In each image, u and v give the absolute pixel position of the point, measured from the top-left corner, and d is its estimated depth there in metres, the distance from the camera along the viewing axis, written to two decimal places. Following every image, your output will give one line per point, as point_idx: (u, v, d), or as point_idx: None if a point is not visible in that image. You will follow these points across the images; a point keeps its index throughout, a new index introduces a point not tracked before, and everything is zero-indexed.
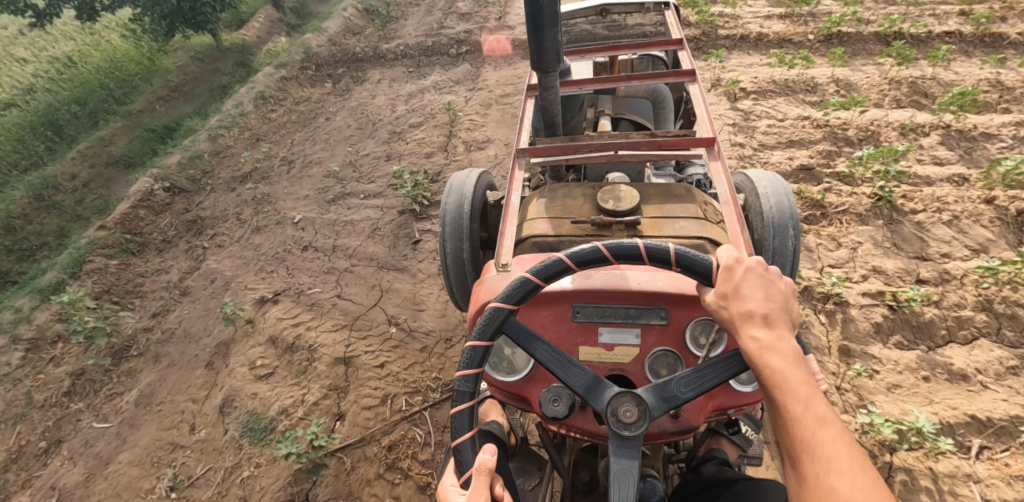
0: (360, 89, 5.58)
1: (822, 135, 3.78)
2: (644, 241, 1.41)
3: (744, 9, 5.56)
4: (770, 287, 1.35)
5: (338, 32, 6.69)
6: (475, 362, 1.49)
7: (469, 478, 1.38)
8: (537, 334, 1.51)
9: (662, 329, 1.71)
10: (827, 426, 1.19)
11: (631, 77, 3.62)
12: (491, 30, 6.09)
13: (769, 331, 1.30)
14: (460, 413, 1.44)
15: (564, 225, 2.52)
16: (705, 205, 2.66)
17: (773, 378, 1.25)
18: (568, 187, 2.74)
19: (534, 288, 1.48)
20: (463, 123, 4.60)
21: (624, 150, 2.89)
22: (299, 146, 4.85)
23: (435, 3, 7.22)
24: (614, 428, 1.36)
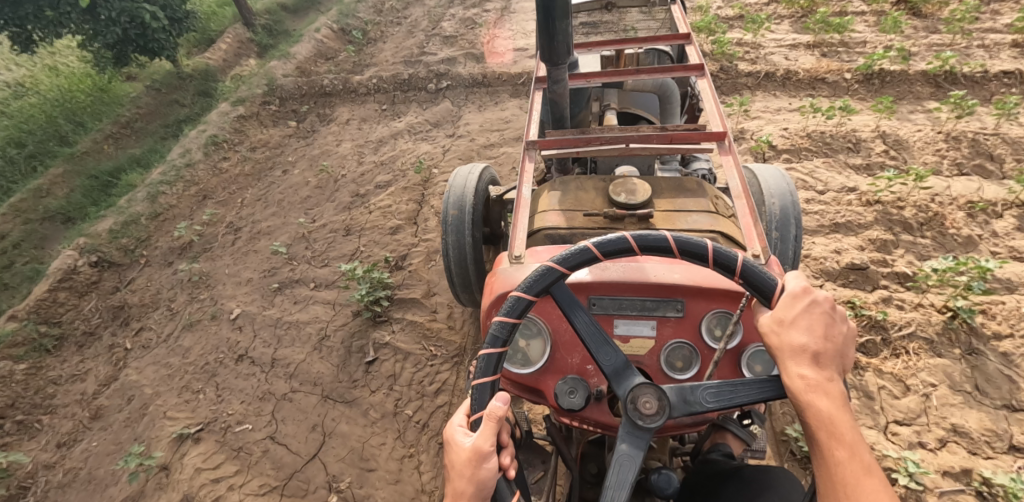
0: (325, 131, 4.87)
1: (873, 216, 3.05)
2: (714, 244, 1.31)
3: (766, 36, 4.84)
4: (829, 324, 1.27)
5: (307, 58, 5.98)
6: (515, 312, 1.38)
7: (479, 422, 1.32)
8: (580, 302, 1.41)
9: (678, 321, 1.68)
10: (870, 475, 1.16)
11: (640, 73, 3.52)
12: (477, 59, 5.38)
13: (818, 370, 1.24)
14: (486, 357, 1.34)
15: (577, 219, 2.49)
16: (716, 200, 2.59)
17: (820, 420, 1.20)
18: (578, 181, 2.70)
19: (590, 257, 1.37)
20: (438, 185, 3.84)
21: (635, 144, 2.86)
22: (248, 209, 4.14)
23: (417, 22, 6.50)
24: (630, 416, 1.28)
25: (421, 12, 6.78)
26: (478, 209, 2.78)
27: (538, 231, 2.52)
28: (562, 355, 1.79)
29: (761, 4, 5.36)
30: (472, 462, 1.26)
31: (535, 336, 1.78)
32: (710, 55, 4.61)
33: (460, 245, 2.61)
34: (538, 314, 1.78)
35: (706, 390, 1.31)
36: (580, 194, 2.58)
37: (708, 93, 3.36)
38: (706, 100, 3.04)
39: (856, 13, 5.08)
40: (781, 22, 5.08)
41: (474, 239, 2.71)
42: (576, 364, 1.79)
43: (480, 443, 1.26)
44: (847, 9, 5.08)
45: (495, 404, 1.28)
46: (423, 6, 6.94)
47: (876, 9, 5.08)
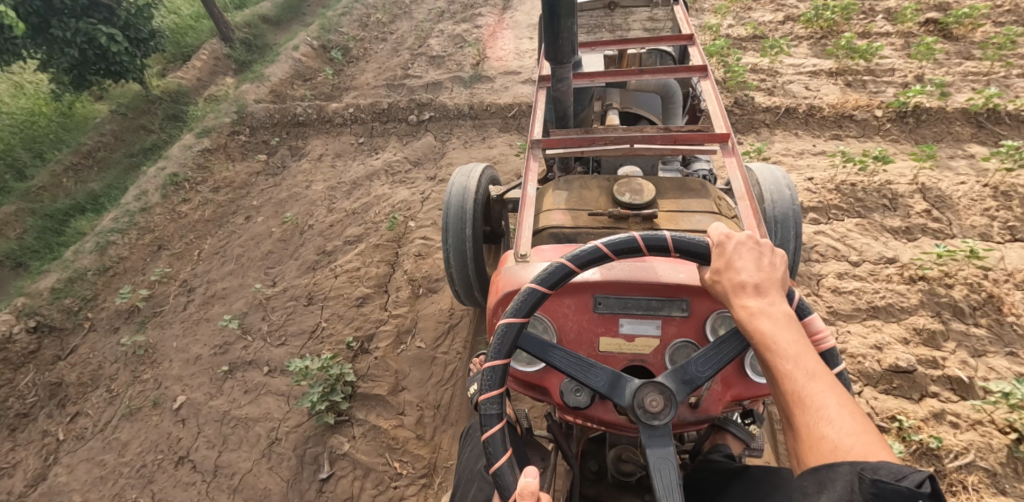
0: (295, 167, 4.40)
1: (917, 299, 2.59)
2: (642, 233, 1.35)
3: (783, 62, 4.39)
4: (761, 256, 1.24)
5: (282, 81, 5.51)
6: (498, 381, 1.39)
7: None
8: (552, 343, 1.46)
9: (683, 320, 1.60)
10: (819, 380, 1.08)
11: (643, 72, 3.31)
12: (465, 84, 4.92)
13: (761, 298, 1.19)
14: (493, 437, 1.33)
15: (581, 217, 2.39)
16: (720, 201, 2.49)
17: (763, 343, 1.14)
18: (584, 179, 2.60)
19: (541, 296, 1.40)
20: (415, 241, 3.35)
21: (639, 143, 2.71)
22: (204, 264, 3.71)
23: (403, 39, 6.03)
24: (643, 419, 1.33)
25: (407, 27, 6.32)
26: (482, 208, 2.69)
27: (541, 230, 2.41)
28: (566, 353, 1.66)
29: (776, 22, 4.90)
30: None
31: (540, 334, 1.65)
32: (721, 86, 4.16)
33: (461, 242, 2.53)
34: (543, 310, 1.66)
35: (695, 361, 1.37)
36: (585, 191, 2.48)
37: (711, 94, 3.24)
38: (710, 102, 2.90)
39: (880, 35, 4.61)
40: (798, 44, 4.63)
41: (478, 237, 2.65)
42: (580, 363, 1.65)
43: None
44: (871, 29, 4.61)
45: (527, 481, 1.20)
46: (410, 21, 6.48)
47: (903, 29, 4.59)
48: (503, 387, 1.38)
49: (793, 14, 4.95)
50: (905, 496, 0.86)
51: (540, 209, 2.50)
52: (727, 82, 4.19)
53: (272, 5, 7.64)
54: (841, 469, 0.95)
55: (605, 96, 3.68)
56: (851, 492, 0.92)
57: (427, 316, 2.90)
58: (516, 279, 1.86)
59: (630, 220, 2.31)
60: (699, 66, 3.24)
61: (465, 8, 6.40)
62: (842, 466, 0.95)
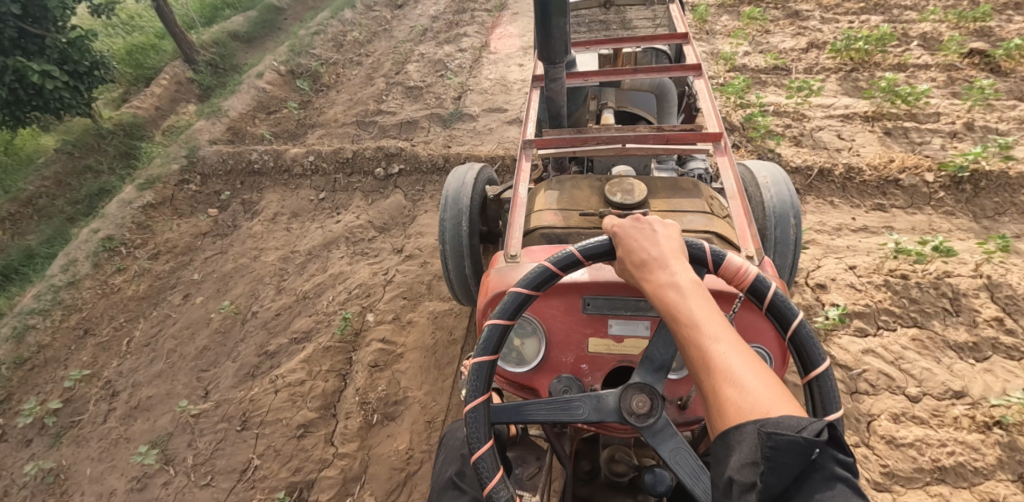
0: (245, 229, 3.80)
1: (995, 458, 2.02)
2: (548, 260, 1.44)
3: (811, 103, 3.78)
4: (661, 234, 1.31)
5: (242, 115, 4.91)
6: (494, 465, 1.32)
7: None
8: (522, 402, 1.43)
9: None
10: (720, 340, 1.08)
11: (637, 72, 3.19)
12: (444, 122, 4.30)
13: (666, 272, 1.22)
14: None
15: (572, 218, 2.34)
16: (711, 200, 2.40)
17: (668, 312, 1.16)
18: (575, 179, 2.53)
19: (490, 366, 1.41)
20: (372, 341, 2.79)
21: (631, 144, 2.62)
22: (131, 360, 3.18)
23: (378, 64, 5.41)
24: (637, 424, 1.33)
25: (385, 48, 5.72)
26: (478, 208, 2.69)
27: (531, 230, 2.35)
28: (557, 352, 1.73)
29: (798, 51, 4.32)
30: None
31: (529, 335, 1.75)
32: (738, 134, 3.58)
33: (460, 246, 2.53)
34: (533, 311, 1.73)
35: (661, 346, 1.38)
36: (575, 191, 2.40)
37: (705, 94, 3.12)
38: (703, 100, 2.78)
39: (917, 67, 4.02)
40: (826, 78, 4.05)
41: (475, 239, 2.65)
42: (572, 362, 1.72)
43: None
44: (908, 61, 4.02)
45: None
46: (389, 40, 5.87)
47: (944, 61, 4.00)
48: (501, 469, 1.33)
49: (819, 43, 4.36)
50: (798, 447, 0.83)
51: (531, 210, 2.46)
52: (746, 128, 3.60)
53: (243, 19, 7.03)
54: (746, 428, 0.93)
55: (599, 94, 3.53)
56: (753, 452, 0.89)
57: (379, 458, 2.37)
58: (502, 286, 1.89)
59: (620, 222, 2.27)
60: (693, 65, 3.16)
61: (450, 26, 5.79)
62: (744, 425, 0.94)
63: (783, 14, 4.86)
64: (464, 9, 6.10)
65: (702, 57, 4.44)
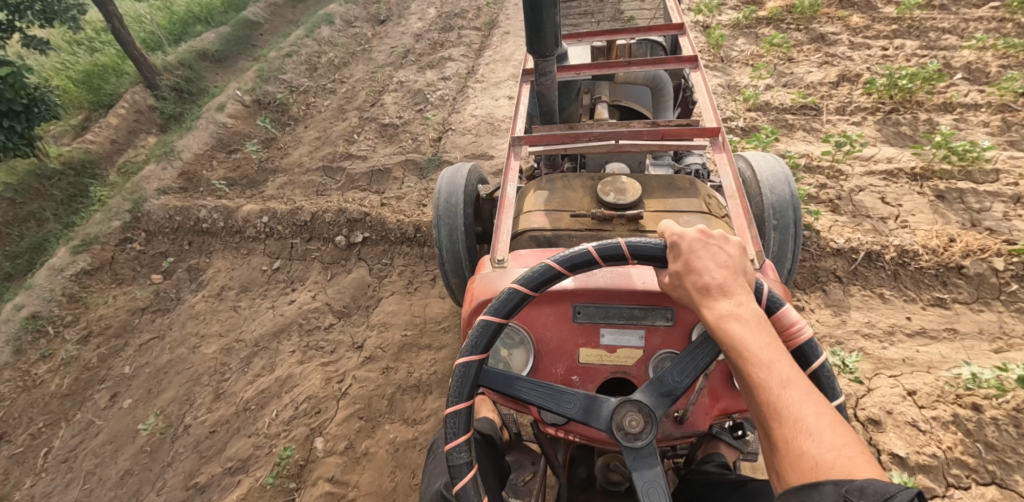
0: (187, 306, 3.28)
1: None
2: (595, 245, 1.32)
3: (850, 156, 3.20)
4: (723, 253, 1.25)
5: (198, 156, 4.35)
6: (463, 427, 1.30)
7: None
8: (515, 377, 1.40)
9: (668, 330, 1.57)
10: (792, 388, 1.07)
11: (632, 65, 3.11)
12: (420, 171, 3.69)
13: (728, 299, 1.19)
14: (466, 490, 1.25)
15: (562, 219, 2.24)
16: (708, 198, 2.31)
17: (735, 348, 1.13)
18: (566, 177, 2.43)
19: (497, 327, 1.34)
20: (319, 478, 2.30)
21: (626, 140, 2.54)
22: (45, 480, 2.69)
23: (353, 92, 4.82)
24: (624, 441, 1.30)
25: (362, 73, 5.16)
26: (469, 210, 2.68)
27: (520, 234, 2.24)
28: (547, 362, 1.63)
29: (827, 87, 3.79)
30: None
31: (517, 343, 1.63)
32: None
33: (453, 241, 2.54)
34: (521, 319, 1.64)
35: (671, 373, 1.35)
36: (567, 191, 2.33)
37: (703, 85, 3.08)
38: (698, 93, 2.69)
39: (966, 107, 3.47)
40: (861, 120, 3.50)
41: (468, 240, 2.61)
42: (561, 373, 1.62)
43: None
44: (954, 100, 3.47)
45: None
46: (368, 63, 5.31)
47: (997, 101, 3.45)
48: (470, 432, 1.30)
49: (852, 76, 3.81)
50: None
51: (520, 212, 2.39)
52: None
53: (214, 36, 6.46)
54: (823, 487, 0.94)
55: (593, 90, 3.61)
56: None
57: None
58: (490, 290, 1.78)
59: (615, 222, 2.16)
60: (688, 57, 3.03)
61: (434, 48, 5.23)
62: (824, 485, 0.94)
63: (807, 38, 4.34)
64: (451, 26, 5.56)
65: (719, 91, 3.88)
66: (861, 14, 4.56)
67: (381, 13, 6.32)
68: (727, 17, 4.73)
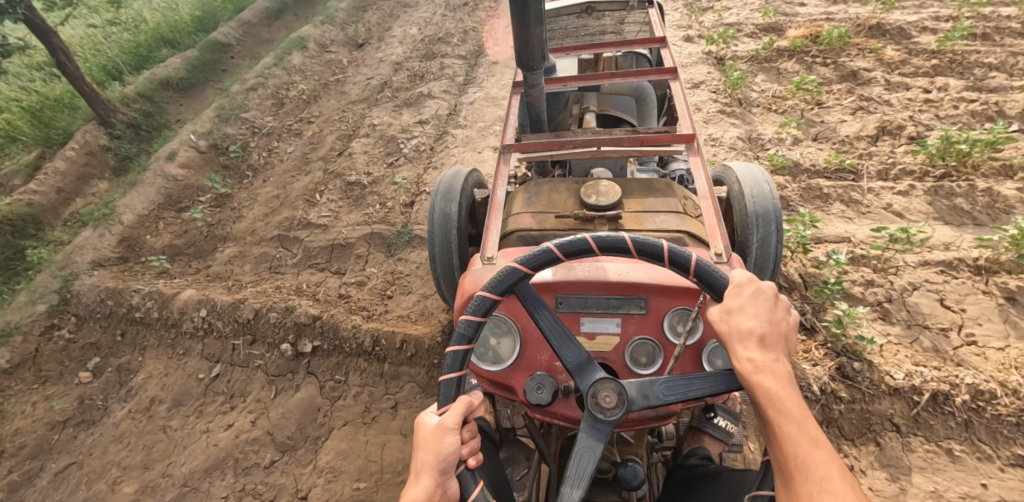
0: (112, 423, 2.78)
1: None
2: (669, 245, 1.39)
3: (901, 243, 2.62)
4: (773, 310, 1.31)
5: (141, 218, 3.79)
6: (481, 311, 1.49)
7: (454, 410, 1.40)
8: (544, 302, 1.51)
9: (642, 317, 1.72)
10: (819, 448, 1.14)
11: (615, 76, 3.29)
12: (387, 247, 3.12)
13: (765, 352, 1.25)
14: (455, 353, 1.46)
15: (548, 219, 2.48)
16: (684, 201, 2.60)
17: (768, 399, 1.19)
18: (553, 182, 2.69)
19: (555, 256, 1.47)
20: None
21: (608, 146, 2.79)
22: None
23: (320, 136, 4.24)
24: (591, 410, 1.38)
25: (332, 109, 4.59)
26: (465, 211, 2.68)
27: (510, 234, 2.49)
28: (532, 350, 1.77)
29: (865, 142, 3.24)
30: (432, 444, 1.38)
31: (505, 332, 1.78)
32: (798, 296, 2.50)
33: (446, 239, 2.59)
34: (507, 310, 1.79)
35: (662, 388, 1.41)
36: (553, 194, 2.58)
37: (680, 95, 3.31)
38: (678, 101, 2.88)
39: None
40: (908, 187, 2.97)
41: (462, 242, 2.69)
42: (545, 360, 1.76)
43: (445, 421, 1.39)
44: (1017, 162, 2.94)
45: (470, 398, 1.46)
46: (339, 98, 4.72)
47: None
48: (484, 317, 1.48)
49: (894, 128, 3.29)
50: None
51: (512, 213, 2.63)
52: (810, 286, 2.53)
53: (179, 61, 5.90)
54: None
55: (582, 98, 3.71)
56: None
57: None
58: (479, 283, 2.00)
59: (596, 223, 2.41)
60: (669, 68, 3.25)
61: (413, 80, 4.66)
62: None
63: (837, 75, 3.81)
64: (434, 53, 5.03)
65: (738, 145, 3.34)
66: (895, 46, 4.03)
67: (359, 35, 5.77)
68: (744, 49, 4.19)
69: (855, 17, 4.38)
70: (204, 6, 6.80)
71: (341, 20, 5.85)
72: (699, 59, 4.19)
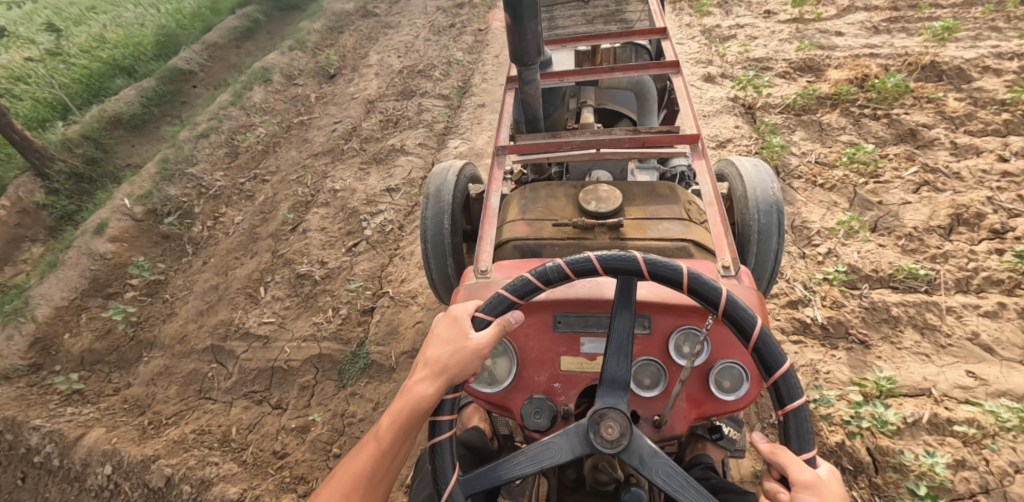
0: None
1: None
2: (786, 368, 1.19)
3: (1002, 413, 1.97)
4: None
5: (59, 310, 3.17)
6: (575, 268, 1.26)
7: (481, 334, 1.29)
8: (631, 304, 1.27)
9: (646, 339, 1.46)
10: None
11: (613, 70, 2.84)
12: (339, 375, 2.51)
13: None
14: (518, 282, 1.29)
15: (543, 227, 2.01)
16: (689, 205, 2.09)
17: None
18: (549, 185, 2.19)
19: (688, 277, 1.22)
20: None
21: (607, 147, 2.32)
22: None
23: (273, 201, 3.58)
24: (589, 426, 1.21)
25: (290, 162, 3.92)
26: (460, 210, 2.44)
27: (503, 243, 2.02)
28: (530, 370, 1.49)
29: (936, 239, 2.57)
30: (461, 348, 1.28)
31: (501, 350, 1.49)
32: (866, 485, 1.90)
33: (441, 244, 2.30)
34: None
35: (660, 470, 1.18)
36: (549, 200, 2.11)
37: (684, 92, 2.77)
38: (681, 102, 2.50)
39: None
40: (999, 307, 2.30)
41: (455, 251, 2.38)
42: (544, 382, 1.48)
43: (481, 345, 1.28)
44: None
45: (508, 318, 1.29)
46: (300, 147, 4.06)
47: None
48: (572, 275, 1.27)
49: (971, 215, 2.62)
50: None
51: (503, 222, 2.13)
52: (882, 470, 1.91)
53: (132, 93, 5.27)
54: None
55: (578, 92, 3.39)
56: None
57: None
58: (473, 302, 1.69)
59: (597, 231, 1.95)
60: (669, 62, 2.81)
61: (386, 127, 3.99)
62: None
63: (891, 134, 3.15)
64: (412, 89, 4.37)
65: None
66: (957, 94, 3.34)
67: (331, 63, 5.09)
68: (777, 95, 3.51)
69: (903, 54, 3.69)
70: (167, 29, 6.19)
71: (313, 45, 5.18)
72: (723, 107, 3.51)
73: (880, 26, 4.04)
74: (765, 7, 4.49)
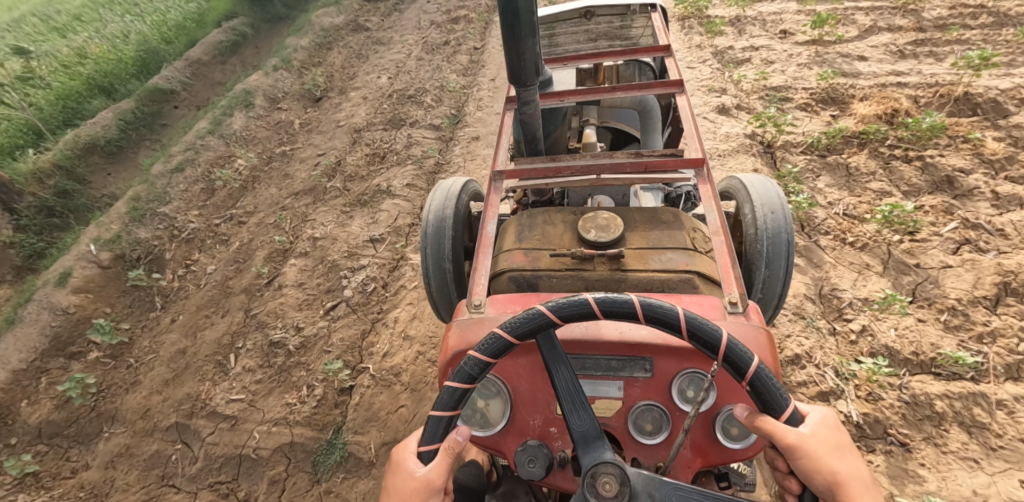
0: None
1: None
2: (728, 337, 1.09)
3: None
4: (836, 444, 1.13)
5: (16, 375, 2.82)
6: (491, 351, 1.14)
7: (428, 462, 1.12)
8: (560, 355, 1.17)
9: (648, 382, 1.30)
10: None
11: (614, 90, 2.47)
12: (313, 467, 2.26)
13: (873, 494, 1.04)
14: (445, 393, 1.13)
15: (537, 258, 1.75)
16: (693, 232, 1.80)
17: None
18: (548, 211, 1.92)
19: (584, 305, 1.12)
20: None
21: (608, 173, 1.99)
22: None
23: (248, 248, 3.32)
24: (585, 491, 1.06)
25: (269, 201, 3.65)
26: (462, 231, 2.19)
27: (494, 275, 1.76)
28: (523, 413, 1.33)
29: (981, 314, 2.27)
30: (409, 494, 1.10)
31: (492, 391, 1.33)
32: None
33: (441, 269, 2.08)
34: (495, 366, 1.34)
35: (673, 498, 1.05)
36: (546, 226, 1.84)
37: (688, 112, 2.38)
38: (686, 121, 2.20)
39: None
40: None
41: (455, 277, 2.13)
42: (539, 426, 1.32)
43: (432, 477, 1.10)
44: None
45: (455, 439, 1.12)
46: (280, 184, 3.80)
47: None
48: (493, 359, 1.14)
49: (1022, 284, 2.31)
50: None
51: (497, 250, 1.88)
52: None
53: (109, 115, 4.99)
54: None
55: (582, 110, 3.05)
56: None
57: None
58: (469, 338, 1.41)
59: (596, 261, 1.67)
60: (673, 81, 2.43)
61: (371, 163, 3.71)
62: None
63: (925, 181, 2.84)
64: (400, 117, 4.08)
65: (807, 310, 2.40)
66: (995, 132, 3.02)
67: (317, 85, 4.77)
68: (798, 133, 3.21)
69: (932, 84, 3.38)
70: (148, 44, 5.89)
71: (299, 64, 4.89)
72: (740, 145, 3.21)
73: (906, 50, 3.72)
74: (781, 27, 4.18)
